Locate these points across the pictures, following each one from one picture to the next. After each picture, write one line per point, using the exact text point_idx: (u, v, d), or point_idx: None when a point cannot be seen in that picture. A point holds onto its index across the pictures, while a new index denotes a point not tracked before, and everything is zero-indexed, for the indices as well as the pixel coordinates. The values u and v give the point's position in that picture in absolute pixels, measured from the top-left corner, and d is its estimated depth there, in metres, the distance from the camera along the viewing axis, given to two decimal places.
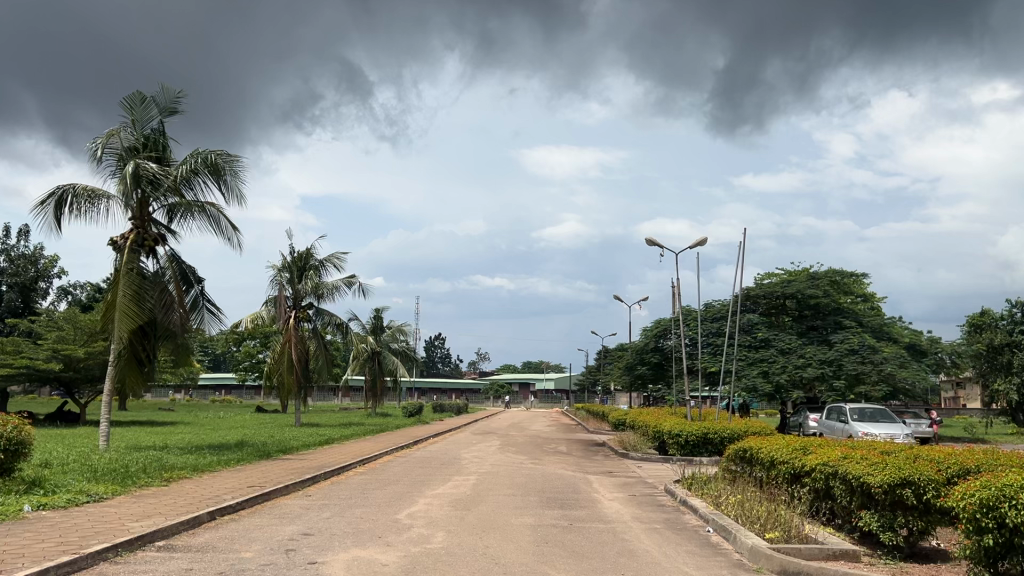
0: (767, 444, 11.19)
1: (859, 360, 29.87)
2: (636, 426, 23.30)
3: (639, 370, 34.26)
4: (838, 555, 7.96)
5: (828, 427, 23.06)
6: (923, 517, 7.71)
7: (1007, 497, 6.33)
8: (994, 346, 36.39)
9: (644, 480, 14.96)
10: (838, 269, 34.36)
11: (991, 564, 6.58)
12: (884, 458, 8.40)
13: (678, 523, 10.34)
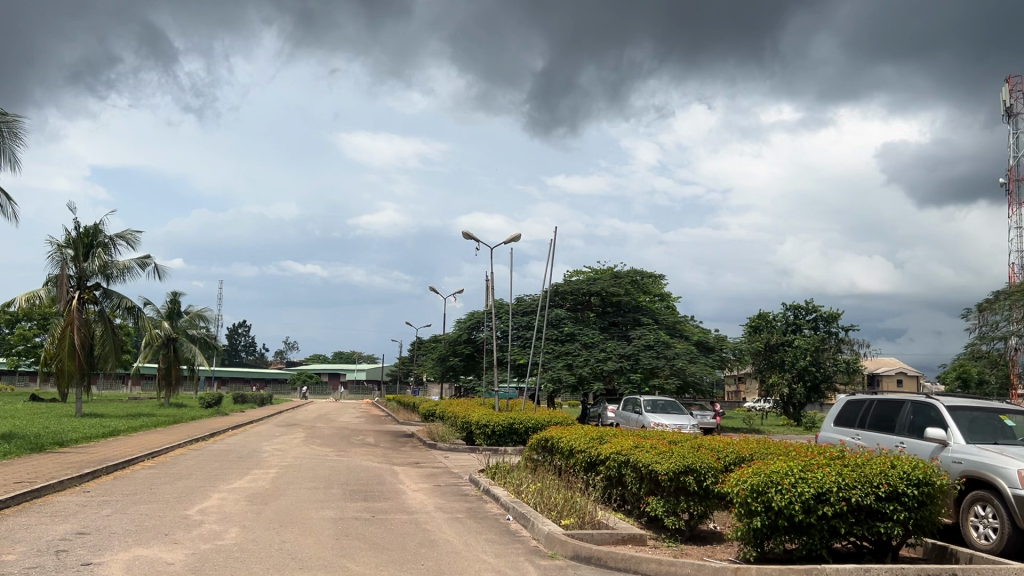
0: (566, 433, 11.64)
1: (654, 354, 31.92)
2: (445, 417, 23.55)
3: (451, 361, 34.55)
4: (627, 539, 8.41)
5: (624, 418, 24.37)
6: (702, 502, 8.34)
7: (775, 483, 6.93)
8: (770, 344, 39.91)
9: (450, 470, 15.12)
10: (639, 269, 36.40)
11: (758, 543, 7.18)
12: (671, 447, 8.96)
13: (480, 512, 10.54)
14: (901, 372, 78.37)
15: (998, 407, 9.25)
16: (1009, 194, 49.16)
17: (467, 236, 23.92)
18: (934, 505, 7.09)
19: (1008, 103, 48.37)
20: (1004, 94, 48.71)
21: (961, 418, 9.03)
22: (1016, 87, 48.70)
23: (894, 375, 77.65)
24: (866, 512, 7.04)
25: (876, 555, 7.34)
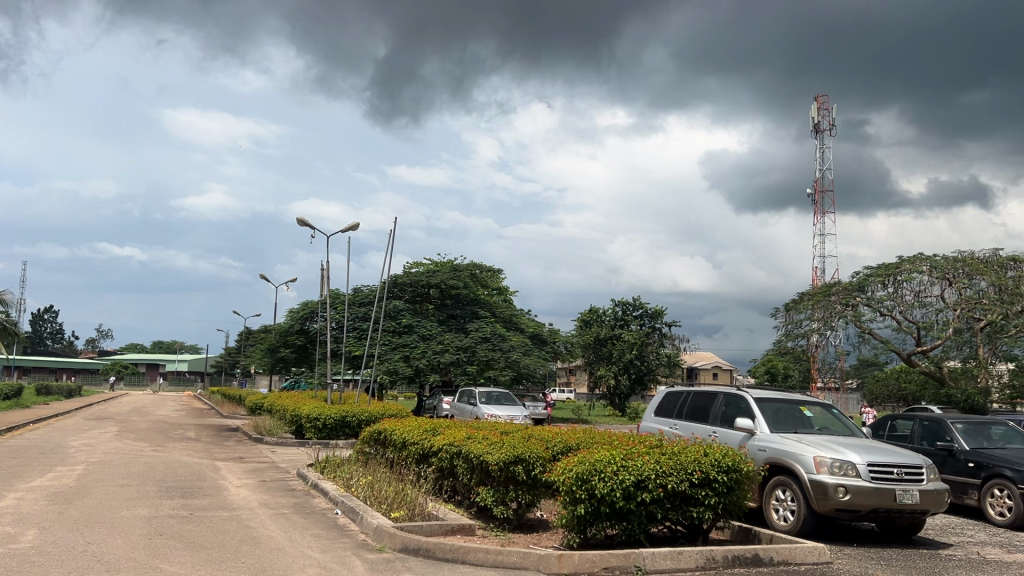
0: (400, 425, 11.56)
1: (490, 347, 32.44)
2: (273, 410, 22.78)
3: (282, 352, 33.45)
4: (456, 530, 8.47)
5: (458, 410, 24.51)
6: (530, 492, 8.53)
7: (598, 472, 7.16)
8: (600, 338, 41.28)
9: (277, 465, 14.63)
10: (477, 263, 36.71)
11: (581, 530, 7.41)
12: (502, 438, 9.09)
13: (307, 507, 10.26)
14: (718, 367, 83.84)
15: (798, 399, 10.06)
16: (814, 203, 53.59)
17: (302, 223, 23.18)
18: (740, 490, 7.64)
19: (816, 119, 52.71)
20: (812, 111, 53.00)
21: (767, 409, 9.75)
22: (823, 106, 53.10)
23: (711, 368, 82.80)
24: (680, 498, 7.45)
25: (689, 538, 7.80)
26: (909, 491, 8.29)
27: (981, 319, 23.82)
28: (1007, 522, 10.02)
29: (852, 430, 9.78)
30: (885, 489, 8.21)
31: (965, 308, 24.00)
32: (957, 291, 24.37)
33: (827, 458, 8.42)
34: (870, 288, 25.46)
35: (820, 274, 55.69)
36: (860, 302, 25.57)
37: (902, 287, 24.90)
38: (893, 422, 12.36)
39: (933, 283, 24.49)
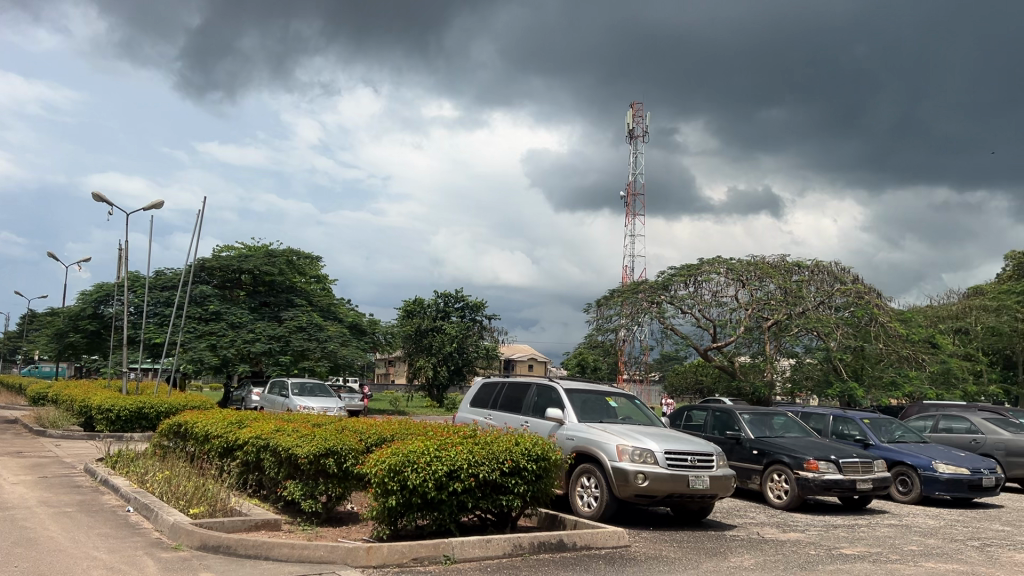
0: (202, 417, 10.95)
1: (305, 336, 31.57)
2: (60, 401, 20.90)
3: (71, 338, 30.74)
4: (260, 525, 8.15)
5: (269, 401, 23.63)
6: (341, 484, 8.37)
7: (410, 463, 7.11)
8: (421, 330, 41.29)
9: (61, 460, 13.43)
10: (295, 249, 35.31)
11: (392, 522, 7.33)
12: (313, 429, 8.81)
13: (94, 505, 9.48)
14: (533, 359, 86.47)
15: (605, 391, 10.50)
16: (627, 205, 56.29)
17: (99, 199, 21.39)
18: (547, 477, 7.89)
19: (631, 125, 55.31)
20: (628, 117, 55.59)
21: (576, 399, 10.10)
22: (638, 113, 55.79)
23: (527, 360, 85.24)
24: (491, 487, 7.55)
25: (497, 526, 7.93)
26: (701, 477, 8.87)
27: (768, 319, 26.08)
28: (783, 504, 11.02)
29: (652, 420, 10.34)
30: (679, 475, 8.73)
31: (755, 308, 26.17)
32: (749, 292, 26.51)
33: (629, 446, 8.83)
34: (673, 287, 27.11)
35: (630, 274, 58.58)
36: (664, 300, 27.13)
37: (701, 287, 26.65)
38: (688, 413, 13.14)
39: (728, 284, 26.45)
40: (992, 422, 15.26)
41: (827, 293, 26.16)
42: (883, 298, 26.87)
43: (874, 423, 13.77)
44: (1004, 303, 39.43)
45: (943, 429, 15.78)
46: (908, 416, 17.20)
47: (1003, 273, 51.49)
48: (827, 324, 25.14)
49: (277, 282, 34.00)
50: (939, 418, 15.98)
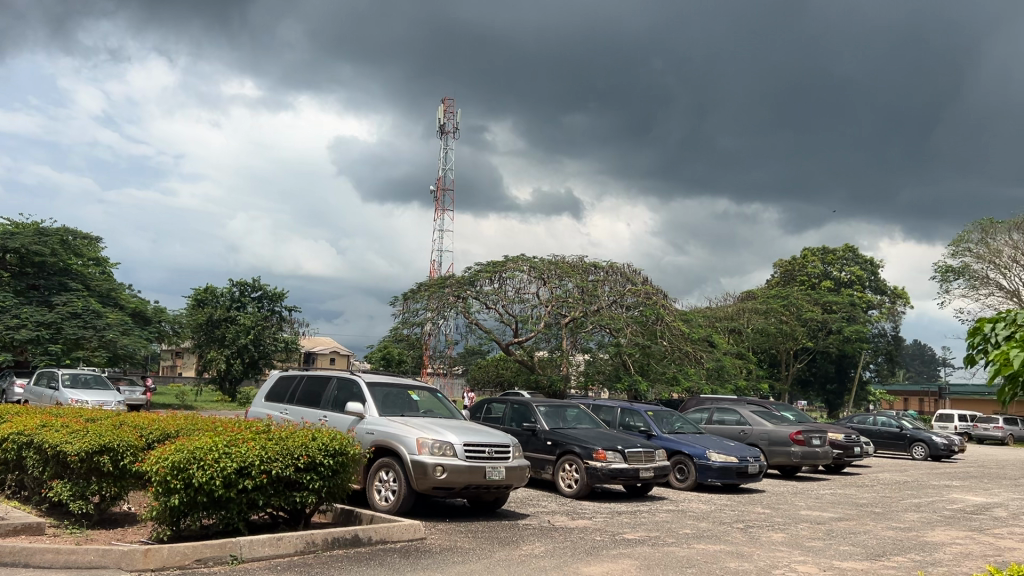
0: None
1: (80, 324, 29.03)
2: None
3: None
4: (20, 530, 7.39)
5: (35, 394, 21.49)
6: (116, 483, 7.77)
7: (197, 460, 6.73)
8: (213, 320, 39.11)
9: None
10: (70, 228, 32.31)
11: (175, 522, 6.90)
12: (85, 425, 8.10)
13: None
14: (335, 352, 84.68)
15: (406, 384, 10.46)
16: (435, 200, 56.32)
17: None
18: (345, 472, 7.75)
19: (442, 121, 55.37)
20: (439, 112, 55.67)
21: (376, 393, 9.99)
22: (449, 108, 56.02)
23: (328, 354, 83.51)
24: (283, 483, 7.31)
25: (289, 523, 7.69)
26: (497, 468, 9.07)
27: (566, 316, 26.77)
28: (573, 493, 11.55)
29: (453, 413, 10.44)
30: (476, 467, 8.88)
31: (554, 304, 26.75)
32: (550, 290, 27.14)
33: (429, 440, 8.86)
34: (479, 283, 27.39)
35: (437, 268, 58.81)
36: (470, 295, 27.35)
37: (505, 283, 27.21)
38: (488, 405, 13.39)
39: (530, 282, 27.13)
40: (757, 415, 16.81)
41: (620, 293, 27.53)
42: (669, 299, 28.80)
43: (658, 415, 14.72)
44: (772, 306, 43.57)
45: (716, 421, 17.16)
46: (687, 408, 18.52)
47: (772, 279, 56.86)
48: (618, 322, 26.67)
49: (49, 264, 30.99)
50: (713, 410, 17.35)
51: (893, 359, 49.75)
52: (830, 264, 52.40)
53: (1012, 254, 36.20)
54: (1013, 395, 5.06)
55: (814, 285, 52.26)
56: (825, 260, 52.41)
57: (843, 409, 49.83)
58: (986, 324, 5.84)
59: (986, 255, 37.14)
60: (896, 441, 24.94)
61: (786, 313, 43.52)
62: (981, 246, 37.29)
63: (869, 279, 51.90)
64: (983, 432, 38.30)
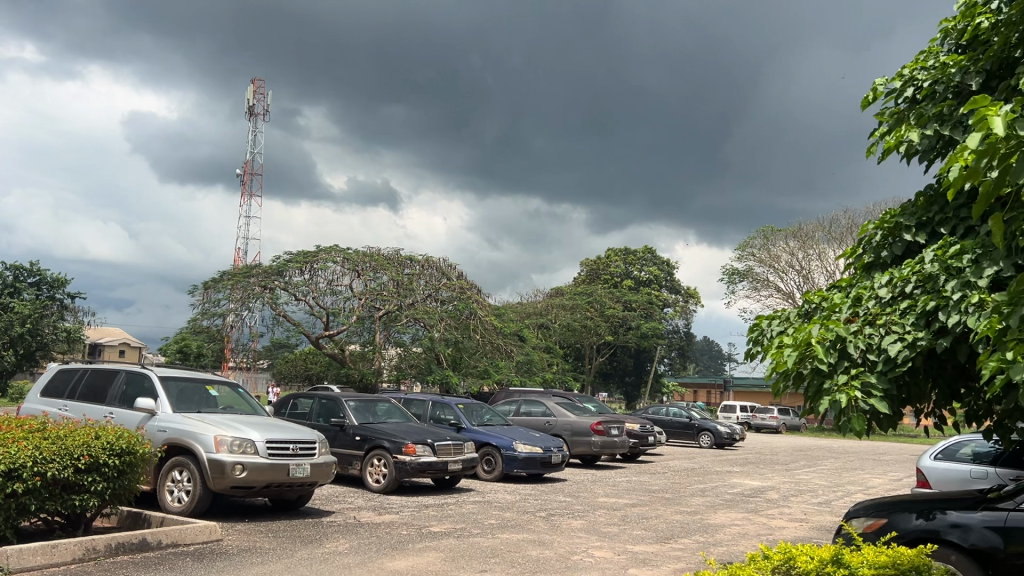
0: None
1: None
2: None
3: None
4: None
5: None
6: None
7: None
8: None
9: None
10: None
11: None
12: None
13: None
14: (125, 344, 78.98)
15: (205, 378, 9.91)
16: (241, 184, 53.85)
17: None
18: (132, 473, 7.23)
19: (251, 102, 53.03)
20: (248, 93, 53.21)
21: (171, 388, 9.40)
22: (260, 89, 53.81)
23: (118, 346, 77.79)
24: (60, 486, 6.70)
25: (66, 529, 7.06)
26: (302, 465, 8.80)
27: (380, 309, 26.53)
28: (381, 488, 11.44)
29: (255, 409, 10.03)
30: (279, 465, 8.57)
31: (368, 297, 26.39)
32: (363, 282, 26.71)
33: (228, 437, 8.45)
34: (288, 273, 26.41)
35: (242, 256, 56.27)
36: (278, 286, 26.32)
37: (316, 274, 26.44)
38: (294, 400, 12.96)
39: (343, 274, 26.51)
40: (562, 406, 17.41)
41: (434, 287, 27.55)
42: (481, 294, 29.20)
43: (468, 407, 14.89)
44: (577, 302, 45.31)
45: (523, 413, 17.59)
46: (496, 400, 18.88)
47: (578, 277, 59.17)
48: (433, 316, 26.68)
49: None
50: (520, 402, 17.77)
51: (685, 354, 53.38)
52: (631, 264, 55.33)
53: (788, 260, 39.89)
54: (785, 388, 5.60)
55: (616, 283, 54.83)
56: (626, 261, 55.22)
57: (640, 401, 52.83)
58: (763, 321, 6.47)
59: (766, 260, 40.68)
60: (686, 431, 26.79)
61: (590, 309, 45.45)
62: (762, 251, 40.79)
63: (665, 279, 55.39)
64: (760, 421, 42.01)
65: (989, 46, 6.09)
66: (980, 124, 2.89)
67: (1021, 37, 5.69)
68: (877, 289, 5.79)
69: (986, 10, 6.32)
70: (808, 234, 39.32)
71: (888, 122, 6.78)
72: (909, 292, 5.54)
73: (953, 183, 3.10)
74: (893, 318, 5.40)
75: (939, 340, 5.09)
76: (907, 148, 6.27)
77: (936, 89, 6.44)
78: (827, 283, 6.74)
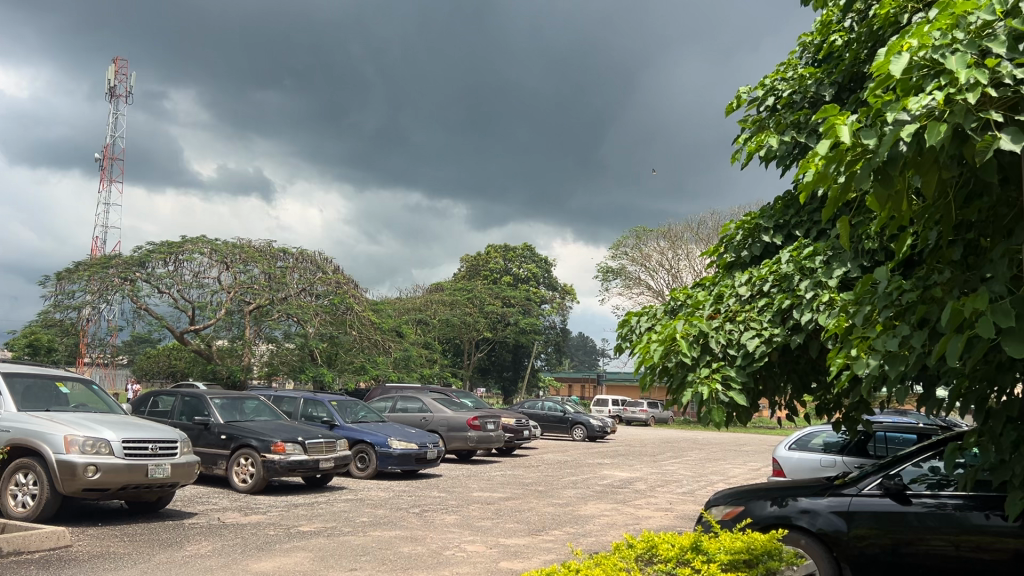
0: None
1: None
2: None
3: None
4: None
5: None
6: None
7: None
8: None
9: None
10: None
11: None
12: None
13: None
14: None
15: (56, 374, 9.30)
16: (101, 169, 50.83)
17: None
18: None
19: (113, 83, 50.11)
20: (110, 73, 50.20)
21: (17, 385, 8.77)
22: (122, 70, 50.99)
23: None
24: None
25: None
26: (161, 465, 8.41)
27: (250, 303, 25.54)
28: (248, 488, 11.09)
29: (111, 408, 9.50)
30: (136, 466, 8.16)
31: (237, 290, 25.28)
32: (232, 275, 25.51)
33: (79, 437, 7.96)
34: (150, 265, 24.98)
35: (101, 246, 53.06)
36: (139, 277, 24.85)
37: (181, 266, 25.16)
38: (154, 398, 12.35)
39: (211, 266, 25.29)
40: (438, 402, 17.35)
41: (309, 281, 26.91)
42: (359, 288, 28.75)
43: (341, 404, 14.62)
44: (456, 298, 45.30)
45: (399, 409, 17.41)
46: (371, 396, 18.61)
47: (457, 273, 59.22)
48: (307, 311, 26.07)
49: None
50: (396, 399, 17.59)
51: (561, 349, 54.38)
52: (510, 261, 55.79)
53: (659, 259, 41.26)
54: (652, 382, 5.77)
55: (495, 279, 55.21)
56: (506, 257, 55.65)
57: (517, 396, 53.45)
58: (632, 317, 6.65)
59: (638, 259, 41.91)
60: (560, 425, 27.28)
61: (469, 305, 45.55)
62: (635, 250, 42.03)
63: (543, 276, 56.20)
64: (631, 414, 43.34)
65: (841, 60, 6.48)
66: (829, 132, 3.08)
67: (870, 53, 6.11)
68: (738, 288, 6.05)
69: (840, 27, 6.73)
70: (678, 234, 40.85)
71: (750, 128, 7.12)
72: (767, 290, 5.84)
73: (805, 188, 3.29)
74: (752, 315, 5.68)
75: (793, 336, 5.40)
76: (767, 153, 6.59)
77: (794, 99, 6.79)
78: (692, 282, 7.00)
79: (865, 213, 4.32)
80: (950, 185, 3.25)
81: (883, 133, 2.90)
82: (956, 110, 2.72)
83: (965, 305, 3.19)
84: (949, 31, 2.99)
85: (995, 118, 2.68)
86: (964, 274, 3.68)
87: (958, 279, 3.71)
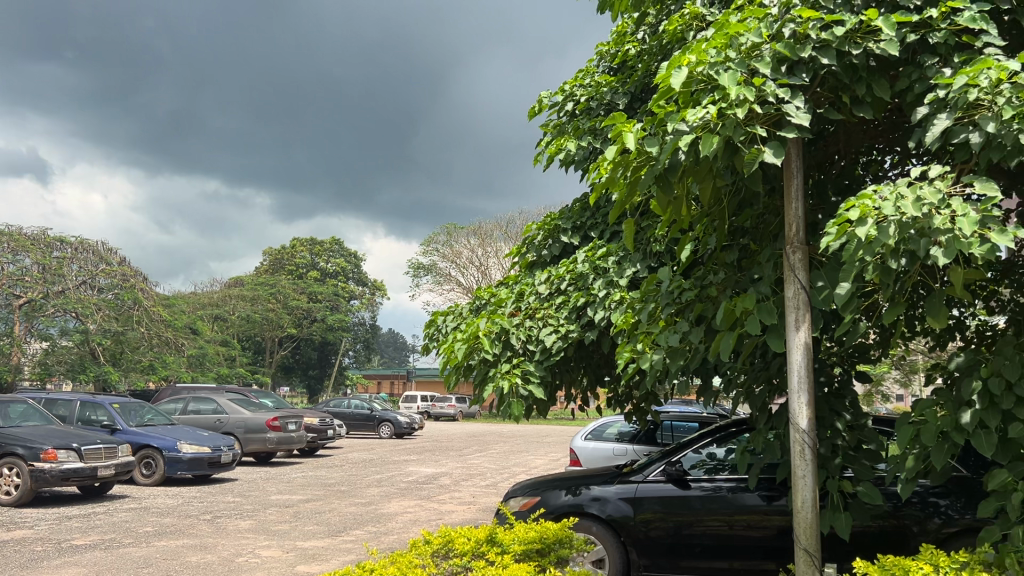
0: None
1: None
2: None
3: None
4: None
5: None
6: None
7: None
8: None
9: None
10: None
11: None
12: None
13: None
14: None
15: None
16: None
17: None
18: None
19: None
20: None
21: None
22: None
23: None
24: None
25: None
26: None
27: (20, 296, 23.03)
28: (12, 500, 10.07)
29: None
30: None
31: (4, 283, 22.79)
32: None
33: None
34: None
35: None
36: None
37: None
38: None
39: None
40: (235, 402, 16.57)
41: (90, 274, 24.80)
42: (148, 282, 26.89)
43: (124, 407, 13.60)
44: (259, 293, 43.47)
45: (191, 411, 16.47)
46: (161, 398, 17.48)
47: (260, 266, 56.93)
48: (87, 306, 24.09)
49: None
50: (188, 400, 16.62)
51: (370, 346, 53.75)
52: (317, 255, 54.39)
53: (468, 257, 41.83)
54: (456, 379, 5.82)
55: (302, 274, 53.60)
56: (312, 251, 54.10)
57: (323, 394, 52.24)
58: (439, 316, 6.68)
59: (448, 256, 42.21)
60: (367, 422, 26.94)
61: (272, 301, 43.88)
62: (445, 247, 42.24)
63: (352, 271, 55.29)
64: (439, 410, 43.72)
65: (634, 71, 6.84)
66: (617, 138, 3.22)
67: (659, 64, 6.48)
68: (538, 286, 6.23)
69: (633, 38, 7.11)
70: (487, 232, 41.65)
71: (551, 132, 7.34)
72: (564, 289, 6.06)
73: (596, 191, 3.43)
74: (550, 313, 5.87)
75: (587, 333, 5.65)
76: (565, 156, 6.83)
77: (591, 105, 7.09)
78: (496, 281, 7.11)
79: (653, 216, 4.59)
80: (724, 192, 3.53)
81: (664, 141, 3.09)
82: (728, 123, 2.94)
83: (737, 305, 3.48)
84: (722, 49, 3.21)
85: (759, 132, 2.93)
86: (736, 275, 4.03)
87: (731, 280, 4.04)
